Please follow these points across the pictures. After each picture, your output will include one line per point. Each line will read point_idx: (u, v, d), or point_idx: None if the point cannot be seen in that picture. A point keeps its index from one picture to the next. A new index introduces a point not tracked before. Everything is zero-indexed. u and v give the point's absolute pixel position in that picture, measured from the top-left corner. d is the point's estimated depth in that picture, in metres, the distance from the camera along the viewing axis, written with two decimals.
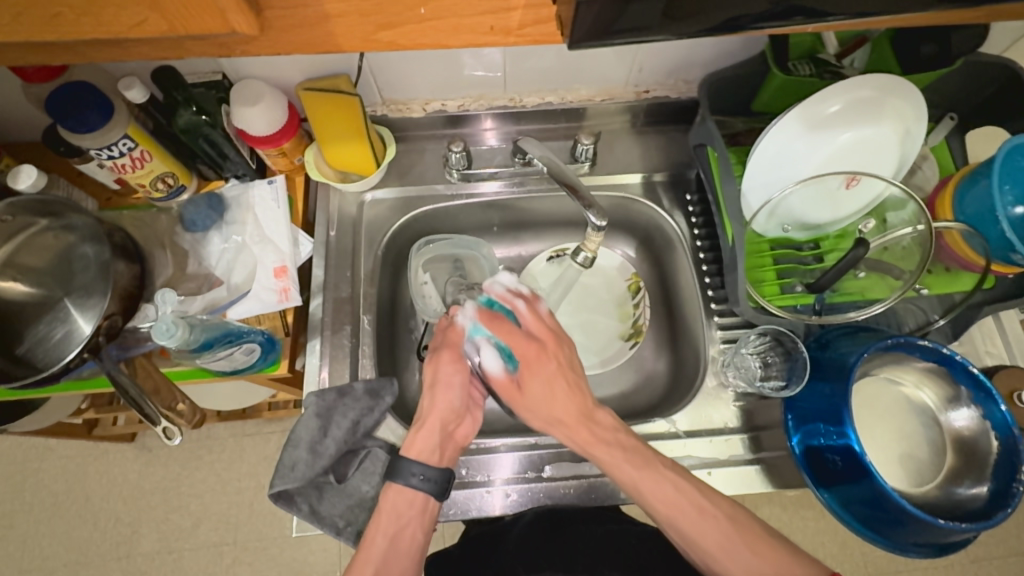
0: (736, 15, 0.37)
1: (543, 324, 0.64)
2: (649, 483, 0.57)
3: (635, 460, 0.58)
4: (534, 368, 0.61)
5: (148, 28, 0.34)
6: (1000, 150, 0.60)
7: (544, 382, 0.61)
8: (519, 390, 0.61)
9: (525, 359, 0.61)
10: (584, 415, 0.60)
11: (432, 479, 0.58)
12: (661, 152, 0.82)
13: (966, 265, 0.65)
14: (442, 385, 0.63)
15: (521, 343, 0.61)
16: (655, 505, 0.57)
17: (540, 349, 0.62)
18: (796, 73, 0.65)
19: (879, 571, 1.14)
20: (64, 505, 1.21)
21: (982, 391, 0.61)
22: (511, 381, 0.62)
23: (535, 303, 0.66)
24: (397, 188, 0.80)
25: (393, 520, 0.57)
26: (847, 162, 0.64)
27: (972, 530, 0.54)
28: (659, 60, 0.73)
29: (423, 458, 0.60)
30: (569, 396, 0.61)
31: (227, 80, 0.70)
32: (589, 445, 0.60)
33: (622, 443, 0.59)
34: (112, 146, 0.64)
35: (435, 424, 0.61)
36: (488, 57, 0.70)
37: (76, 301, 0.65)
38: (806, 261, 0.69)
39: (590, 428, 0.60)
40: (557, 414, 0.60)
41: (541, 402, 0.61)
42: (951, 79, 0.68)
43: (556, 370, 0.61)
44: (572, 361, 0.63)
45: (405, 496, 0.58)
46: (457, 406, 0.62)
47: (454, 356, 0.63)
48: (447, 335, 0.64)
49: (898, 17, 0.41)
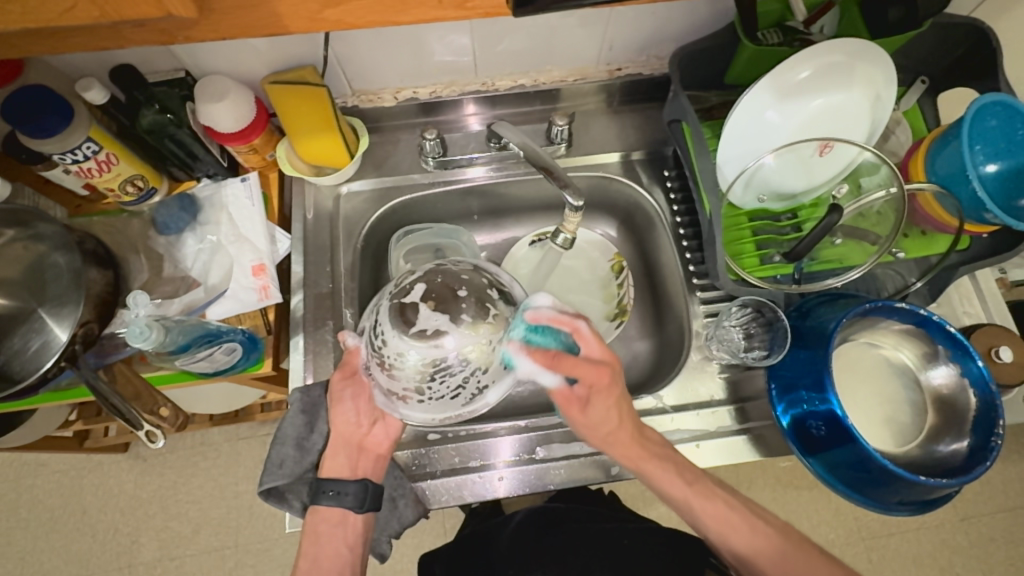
0: None
1: (595, 345, 0.59)
2: (700, 500, 0.59)
3: (686, 475, 0.60)
4: (599, 392, 0.58)
5: (82, 14, 0.33)
6: (968, 111, 0.61)
7: (596, 414, 0.59)
8: (577, 402, 0.58)
9: (595, 388, 0.58)
10: (636, 434, 0.60)
11: (349, 494, 0.59)
12: (637, 130, 0.82)
13: (940, 226, 0.66)
14: (336, 403, 0.61)
15: (584, 369, 0.57)
16: (708, 523, 0.59)
17: (608, 376, 0.58)
18: (766, 41, 0.64)
19: (872, 534, 1.16)
20: (61, 519, 1.20)
21: (959, 349, 0.62)
22: (573, 397, 0.58)
23: (579, 325, 0.58)
24: (372, 179, 0.79)
25: (314, 543, 0.58)
26: (819, 130, 0.65)
27: (953, 486, 0.55)
28: (630, 36, 0.72)
29: (336, 476, 0.60)
30: (625, 412, 0.60)
31: (191, 76, 0.68)
32: (642, 461, 0.60)
33: (671, 458, 0.61)
34: (75, 151, 0.63)
35: (339, 441, 0.61)
36: (456, 42, 0.69)
37: (51, 312, 0.64)
38: (784, 232, 0.70)
39: (641, 442, 0.60)
40: (610, 433, 0.59)
41: (597, 425, 0.59)
42: (919, 41, 0.68)
43: (618, 400, 0.59)
44: (624, 404, 0.60)
45: (329, 516, 0.60)
46: (357, 421, 0.61)
47: (345, 374, 0.61)
48: (347, 361, 0.61)
49: None
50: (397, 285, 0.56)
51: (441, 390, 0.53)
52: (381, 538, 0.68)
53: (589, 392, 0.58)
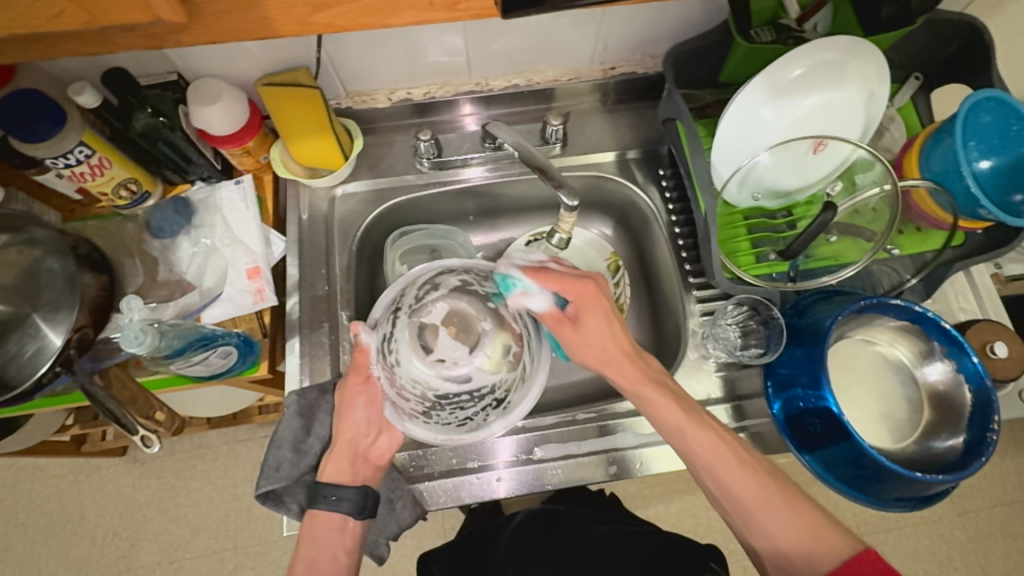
0: None
1: (569, 275, 0.60)
2: (703, 438, 0.57)
3: (690, 413, 0.58)
4: (589, 311, 0.60)
5: (69, 20, 0.32)
6: (962, 107, 0.61)
7: (589, 334, 0.60)
8: (568, 322, 0.60)
9: (579, 298, 0.60)
10: (632, 353, 0.60)
11: (348, 500, 0.59)
12: (632, 129, 0.82)
13: (936, 223, 0.66)
14: (346, 409, 0.61)
15: (569, 288, 0.59)
16: (702, 453, 0.57)
17: (591, 287, 0.60)
18: (759, 40, 0.64)
19: (871, 530, 1.17)
20: (60, 524, 1.20)
21: (954, 345, 0.62)
22: (564, 317, 0.61)
23: (555, 262, 0.63)
24: (367, 181, 0.79)
25: (311, 546, 0.58)
26: (813, 127, 0.65)
27: (949, 481, 0.55)
28: (623, 35, 0.72)
29: (336, 481, 0.60)
30: (617, 336, 0.60)
31: (183, 79, 0.68)
32: (639, 384, 0.59)
33: (669, 385, 0.60)
34: (67, 154, 0.62)
35: (344, 447, 0.61)
36: (449, 42, 0.69)
37: (45, 316, 0.63)
38: (780, 230, 0.69)
39: (637, 364, 0.60)
40: (602, 351, 0.60)
41: (586, 347, 0.61)
42: (912, 38, 0.68)
43: (607, 316, 0.60)
44: (606, 303, 0.60)
45: (326, 520, 0.59)
46: (365, 429, 0.61)
47: (360, 377, 0.61)
48: (354, 358, 0.62)
49: None
50: (418, 306, 0.61)
51: (448, 417, 0.60)
52: (378, 540, 0.68)
53: (576, 314, 0.60)
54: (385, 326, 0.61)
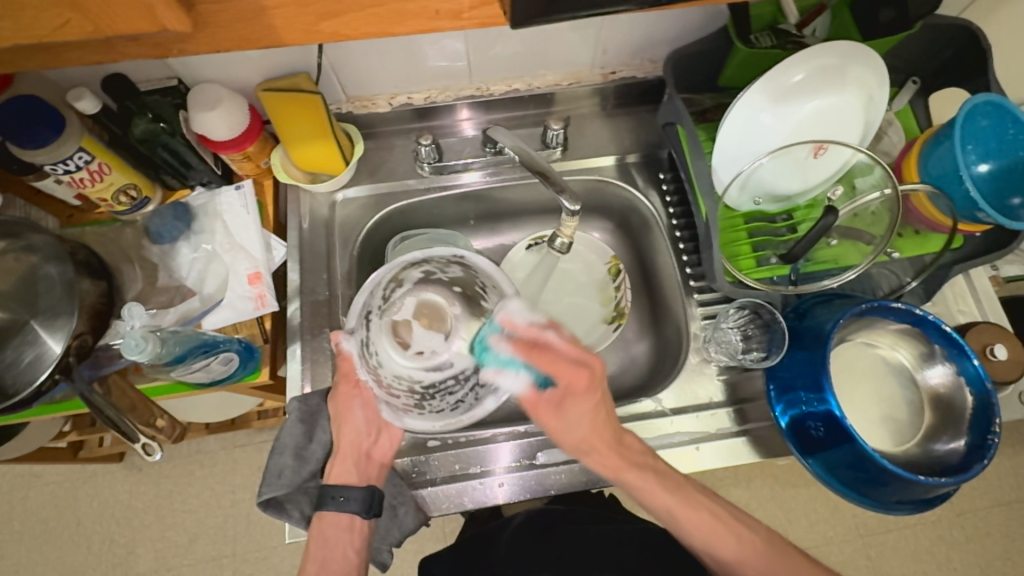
0: None
1: (566, 356, 0.57)
2: (688, 510, 0.58)
3: (670, 484, 0.59)
4: (574, 399, 0.58)
5: (74, 30, 0.32)
6: (960, 111, 0.61)
7: (569, 420, 0.59)
8: (549, 408, 0.58)
9: (570, 388, 0.57)
10: (615, 441, 0.59)
11: (355, 500, 0.59)
12: (632, 133, 0.82)
13: (933, 226, 0.66)
14: (344, 414, 0.62)
15: (563, 373, 0.57)
16: (695, 534, 0.57)
17: (585, 376, 0.57)
18: (759, 45, 0.65)
19: (870, 531, 1.17)
20: (56, 531, 1.19)
21: (955, 348, 0.62)
22: (543, 401, 0.58)
23: (553, 328, 0.59)
24: (368, 186, 0.79)
25: (321, 547, 0.59)
26: (813, 132, 0.65)
27: (951, 484, 0.56)
28: (623, 39, 0.72)
29: (343, 482, 0.60)
30: (600, 427, 0.59)
31: (184, 84, 0.67)
32: (621, 470, 0.59)
33: (653, 465, 0.60)
34: (66, 160, 0.62)
35: (347, 449, 0.61)
36: (450, 47, 0.69)
37: (44, 323, 0.63)
38: (780, 233, 0.70)
39: (620, 452, 0.59)
40: (584, 438, 0.59)
41: (565, 431, 0.59)
42: (910, 42, 0.69)
43: (595, 402, 0.58)
44: (598, 410, 0.58)
45: (335, 522, 0.59)
46: (365, 428, 0.62)
47: (350, 380, 0.61)
48: (341, 366, 0.61)
49: None
50: (387, 297, 0.59)
51: (439, 403, 0.56)
52: (381, 548, 0.67)
53: (561, 398, 0.58)
54: (359, 328, 0.58)
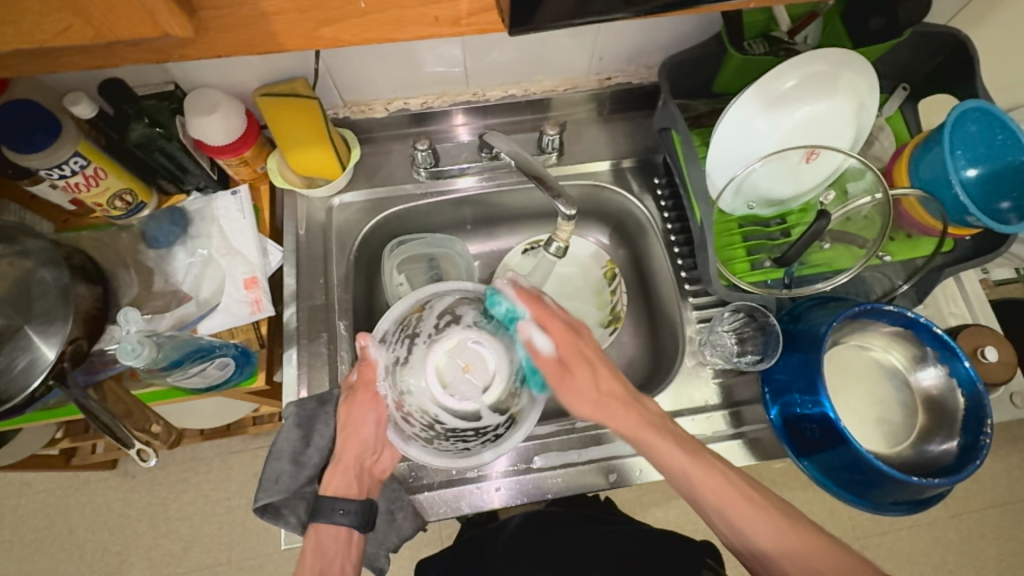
0: None
1: (559, 317, 0.61)
2: (700, 473, 0.56)
3: (683, 445, 0.58)
4: (578, 359, 0.60)
5: (76, 35, 0.32)
6: (950, 116, 0.62)
7: (587, 379, 0.59)
8: (563, 376, 0.60)
9: (572, 341, 0.60)
10: (632, 398, 0.60)
11: (353, 513, 0.59)
12: (627, 138, 0.83)
13: (925, 230, 0.67)
14: (356, 425, 0.62)
15: (560, 333, 0.60)
16: (705, 494, 0.55)
17: (577, 332, 0.61)
18: (751, 51, 0.66)
19: (866, 534, 1.17)
20: (48, 540, 1.17)
21: (947, 350, 0.63)
22: (557, 367, 0.60)
23: (544, 300, 0.62)
24: (365, 190, 0.79)
25: (319, 558, 0.57)
26: (805, 138, 0.66)
27: (944, 485, 0.56)
28: (618, 46, 0.73)
29: (342, 494, 0.60)
30: (607, 378, 0.60)
31: (181, 89, 0.68)
32: (644, 432, 0.58)
33: (674, 429, 0.59)
34: (62, 165, 0.62)
35: (350, 461, 0.61)
36: (447, 53, 0.69)
37: (38, 330, 0.61)
38: (774, 237, 0.71)
39: (639, 411, 0.59)
40: (606, 394, 0.59)
41: (587, 389, 0.59)
42: (900, 50, 0.70)
43: (594, 353, 0.61)
44: (592, 349, 0.61)
45: (332, 532, 0.59)
46: (373, 443, 0.62)
47: (371, 391, 0.62)
48: (362, 372, 0.62)
49: None
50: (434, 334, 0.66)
51: (447, 445, 0.62)
52: (377, 553, 0.67)
53: (564, 362, 0.60)
54: (399, 349, 0.64)
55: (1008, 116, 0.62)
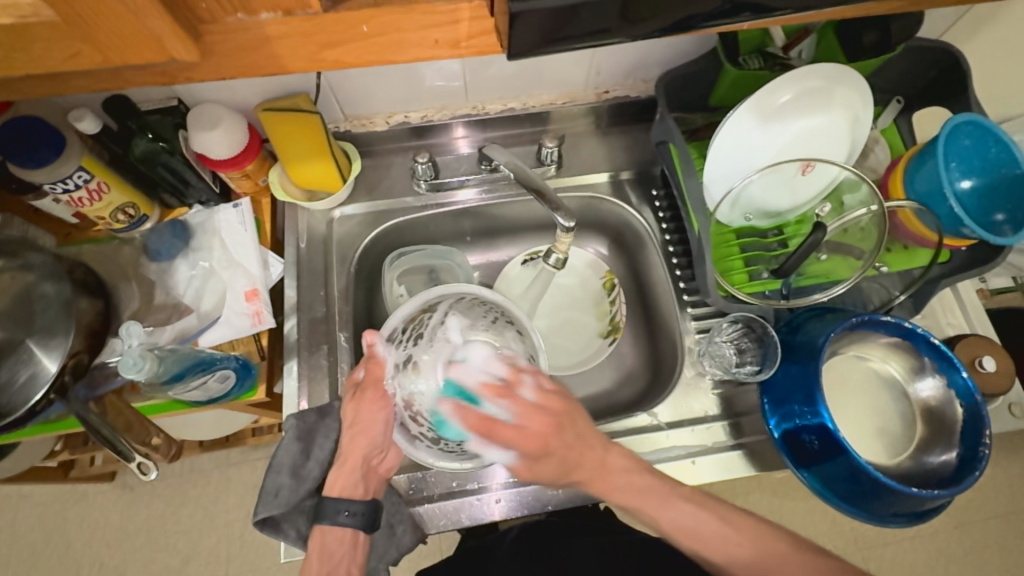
0: (688, 14, 0.36)
1: (537, 406, 0.56)
2: (675, 515, 0.57)
3: (652, 499, 0.57)
4: (561, 447, 0.55)
5: (85, 60, 0.33)
6: (943, 129, 0.63)
7: (559, 462, 0.56)
8: (534, 470, 0.56)
9: (537, 452, 0.55)
10: (600, 464, 0.58)
11: (358, 514, 0.58)
12: (625, 151, 0.84)
13: (920, 241, 0.68)
14: (365, 423, 0.60)
15: (525, 438, 0.55)
16: (682, 539, 0.57)
17: (544, 440, 0.55)
18: (746, 67, 0.67)
19: (868, 544, 1.17)
20: (45, 553, 1.17)
21: (945, 360, 0.63)
22: (524, 463, 0.56)
23: (516, 383, 0.58)
24: (365, 203, 0.79)
25: (324, 563, 0.56)
26: (801, 150, 0.67)
27: (944, 497, 0.56)
28: (616, 61, 0.74)
29: (346, 495, 0.59)
30: (592, 453, 0.57)
31: (183, 104, 0.68)
32: (609, 491, 0.58)
33: (638, 484, 0.58)
34: (66, 180, 0.62)
35: (357, 461, 0.60)
36: (447, 68, 0.70)
37: (40, 343, 0.61)
38: (771, 248, 0.71)
39: (606, 477, 0.58)
40: (574, 476, 0.57)
41: (556, 474, 0.57)
42: (893, 64, 0.71)
43: (574, 443, 0.56)
44: (584, 432, 0.57)
45: (336, 533, 0.58)
46: (378, 443, 0.61)
47: (379, 390, 0.61)
48: (369, 369, 0.61)
49: (847, 9, 0.41)
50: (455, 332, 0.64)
51: (452, 445, 0.61)
52: (378, 568, 0.65)
53: (529, 457, 0.55)
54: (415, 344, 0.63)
55: (1001, 129, 0.63)
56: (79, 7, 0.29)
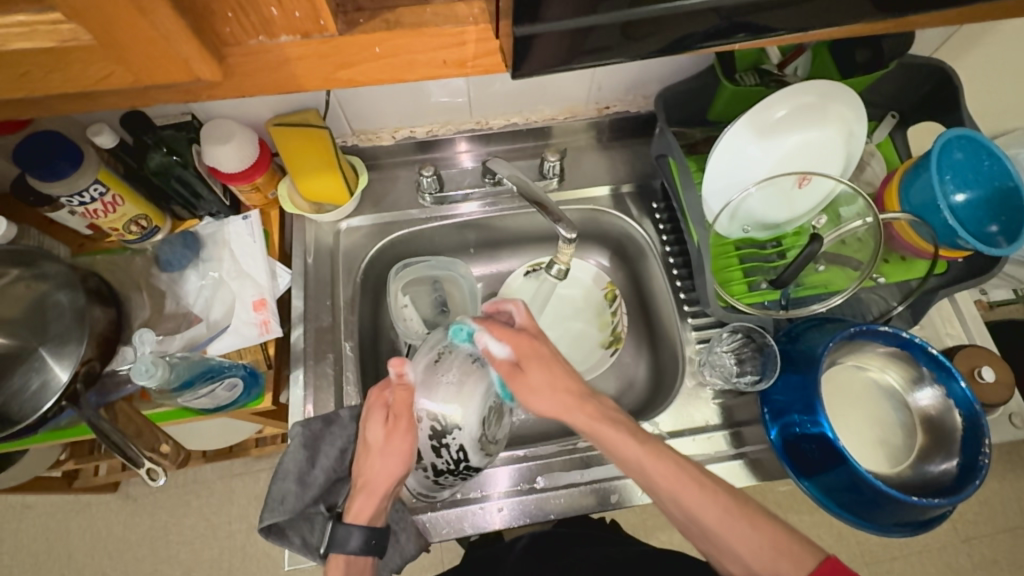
0: (685, 35, 0.38)
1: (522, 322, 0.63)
2: (655, 462, 0.56)
3: (637, 433, 0.58)
4: (532, 360, 0.60)
5: (116, 80, 0.34)
6: (936, 143, 0.65)
7: (543, 377, 0.59)
8: (520, 373, 0.59)
9: (524, 351, 0.60)
10: (588, 394, 0.60)
11: (379, 543, 0.58)
12: (626, 164, 0.85)
13: (918, 252, 0.69)
14: (395, 453, 0.58)
15: (515, 337, 0.60)
16: (660, 481, 0.56)
17: (533, 341, 0.60)
18: (743, 83, 0.69)
19: (874, 559, 1.16)
20: (46, 565, 1.17)
21: (943, 370, 0.64)
22: (512, 367, 0.59)
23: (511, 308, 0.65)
24: (371, 215, 0.81)
25: None
26: (797, 163, 0.68)
27: (945, 505, 0.57)
28: (617, 78, 0.76)
29: (368, 523, 0.58)
30: (564, 380, 0.60)
31: (197, 120, 0.71)
32: (596, 420, 0.58)
33: (625, 420, 0.59)
34: (82, 192, 0.64)
35: (381, 490, 0.58)
36: (452, 85, 0.73)
37: (52, 350, 0.64)
38: (770, 259, 0.72)
39: (596, 405, 0.59)
40: (561, 395, 0.59)
41: (545, 386, 0.59)
42: (887, 80, 0.73)
43: (551, 358, 0.60)
44: (555, 354, 0.61)
45: (359, 562, 0.59)
46: (398, 474, 0.59)
47: (409, 424, 0.59)
48: (398, 395, 0.58)
49: (841, 29, 0.42)
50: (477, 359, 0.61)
51: (448, 480, 0.63)
52: None
53: (519, 360, 0.59)
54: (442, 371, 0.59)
55: (993, 142, 0.65)
56: (117, 32, 0.31)
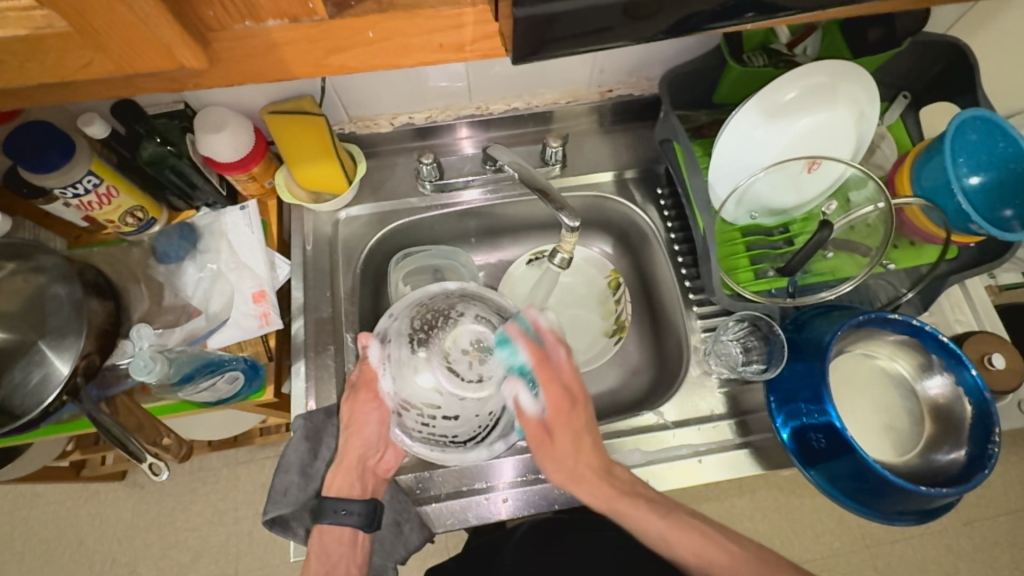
0: (691, 13, 0.36)
1: (560, 376, 0.56)
2: (676, 533, 0.56)
3: (658, 508, 0.58)
4: (564, 429, 0.56)
5: (96, 70, 0.33)
6: (950, 125, 0.63)
7: (566, 453, 0.56)
8: (548, 439, 0.56)
9: (557, 416, 0.56)
10: (604, 472, 0.58)
11: (356, 514, 0.59)
12: (629, 149, 0.83)
13: (928, 237, 0.67)
14: (359, 422, 0.62)
15: (553, 393, 0.55)
16: (682, 554, 0.56)
17: (567, 412, 0.56)
18: (751, 64, 0.67)
19: (876, 541, 1.17)
20: (58, 550, 1.19)
21: (953, 358, 0.63)
22: (543, 433, 0.57)
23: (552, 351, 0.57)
24: (371, 204, 0.80)
25: (323, 562, 0.58)
26: (806, 148, 0.66)
27: (953, 495, 0.56)
28: (620, 60, 0.74)
29: (344, 495, 0.60)
30: (591, 454, 0.57)
31: (190, 108, 0.69)
32: (615, 501, 0.57)
33: (643, 496, 0.58)
34: (76, 184, 0.63)
35: (352, 461, 0.61)
36: (451, 69, 0.71)
37: (51, 344, 0.64)
38: (777, 246, 0.71)
39: (611, 483, 0.58)
40: (583, 467, 0.57)
41: (567, 458, 0.56)
42: (900, 59, 0.70)
43: (578, 435, 0.57)
44: (586, 425, 0.57)
45: (336, 535, 0.60)
46: (375, 443, 0.62)
47: (372, 392, 0.62)
48: (363, 371, 0.62)
49: (858, 6, 0.40)
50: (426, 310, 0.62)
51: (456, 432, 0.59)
52: (386, 565, 0.66)
53: (548, 427, 0.56)
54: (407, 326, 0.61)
55: (1010, 123, 0.63)
56: (90, 16, 0.29)
